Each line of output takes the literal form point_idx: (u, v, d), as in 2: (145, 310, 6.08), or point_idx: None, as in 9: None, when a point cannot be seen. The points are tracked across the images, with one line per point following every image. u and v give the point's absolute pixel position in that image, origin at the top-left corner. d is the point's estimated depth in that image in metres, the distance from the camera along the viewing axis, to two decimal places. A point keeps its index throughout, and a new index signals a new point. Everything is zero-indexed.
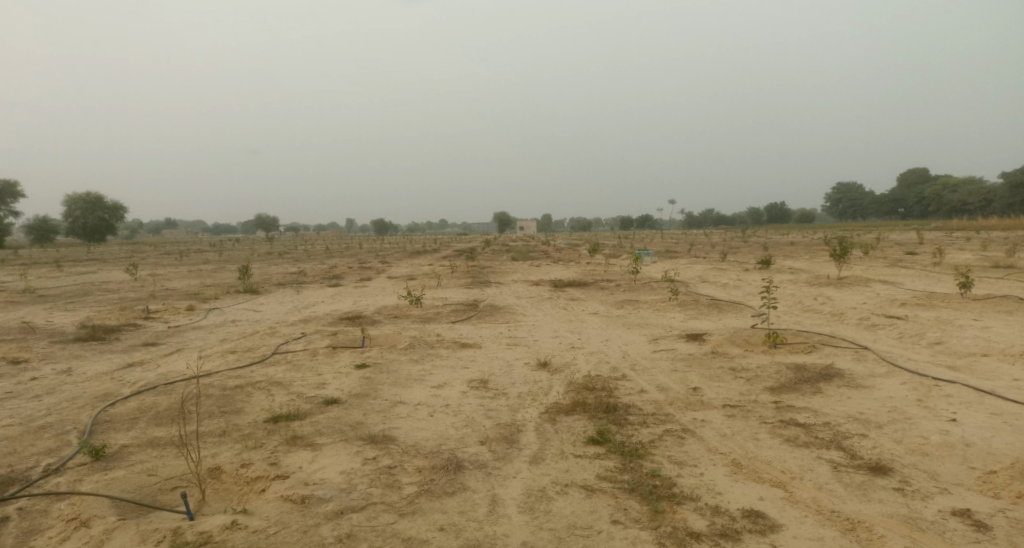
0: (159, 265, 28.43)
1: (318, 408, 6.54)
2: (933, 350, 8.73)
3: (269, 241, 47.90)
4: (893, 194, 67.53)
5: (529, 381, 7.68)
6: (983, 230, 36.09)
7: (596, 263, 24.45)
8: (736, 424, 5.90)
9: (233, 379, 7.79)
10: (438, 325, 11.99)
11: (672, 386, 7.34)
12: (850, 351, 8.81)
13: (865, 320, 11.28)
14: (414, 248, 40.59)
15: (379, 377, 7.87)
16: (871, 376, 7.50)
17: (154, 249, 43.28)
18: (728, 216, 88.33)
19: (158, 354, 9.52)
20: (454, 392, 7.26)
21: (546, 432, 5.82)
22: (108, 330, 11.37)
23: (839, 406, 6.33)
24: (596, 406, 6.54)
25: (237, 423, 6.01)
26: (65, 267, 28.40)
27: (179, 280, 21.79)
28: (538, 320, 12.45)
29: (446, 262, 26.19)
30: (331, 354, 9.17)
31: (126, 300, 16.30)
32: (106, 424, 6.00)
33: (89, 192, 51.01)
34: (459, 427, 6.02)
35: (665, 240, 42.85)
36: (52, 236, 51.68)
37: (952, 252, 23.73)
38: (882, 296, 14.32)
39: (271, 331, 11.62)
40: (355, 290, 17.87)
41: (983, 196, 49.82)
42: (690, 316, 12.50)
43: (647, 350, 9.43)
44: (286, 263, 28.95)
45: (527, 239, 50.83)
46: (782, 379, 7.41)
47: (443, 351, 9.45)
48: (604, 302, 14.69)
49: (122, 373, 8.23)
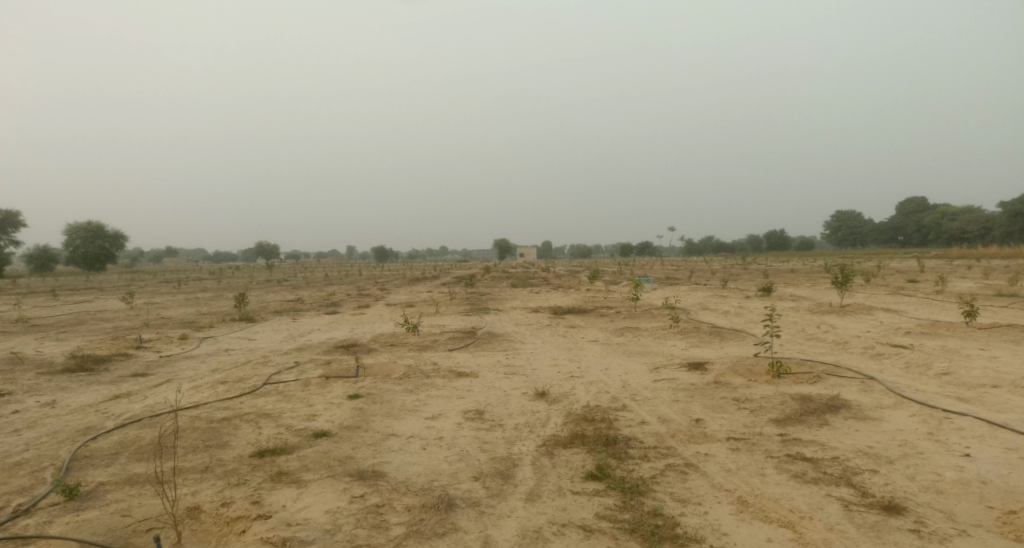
0: (157, 293, 28.26)
1: (307, 441, 6.31)
2: (942, 381, 8.51)
3: (269, 268, 47.82)
4: (892, 222, 67.63)
5: (526, 412, 7.45)
6: (983, 258, 35.96)
7: (596, 290, 24.27)
8: (740, 458, 5.66)
9: (221, 411, 7.56)
10: (435, 353, 11.77)
11: (674, 418, 7.11)
12: (856, 381, 8.59)
13: (869, 349, 11.06)
14: (413, 275, 40.47)
15: (371, 409, 7.63)
16: (879, 408, 7.27)
17: (153, 277, 43.16)
18: (728, 243, 88.38)
19: (147, 385, 9.29)
20: (448, 424, 7.02)
21: (543, 467, 5.58)
22: (97, 360, 11.15)
23: (848, 439, 6.09)
24: (595, 439, 6.31)
25: (221, 458, 5.79)
26: (62, 295, 28.20)
27: (175, 307, 21.62)
28: (536, 348, 12.23)
29: (444, 289, 26.03)
30: (323, 384, 8.94)
31: (119, 329, 16.09)
32: (85, 459, 5.79)
33: (91, 221, 51.09)
34: (452, 461, 5.78)
35: (664, 267, 42.66)
36: (52, 265, 51.64)
37: (954, 280, 23.55)
38: (886, 324, 14.11)
39: (264, 360, 11.39)
40: (352, 318, 17.66)
41: (982, 224, 49.82)
42: (691, 344, 12.28)
43: (648, 379, 9.19)
44: (285, 290, 28.80)
45: (527, 266, 50.75)
46: (787, 410, 7.18)
47: (438, 381, 9.22)
48: (604, 330, 14.48)
49: (108, 405, 8.01)
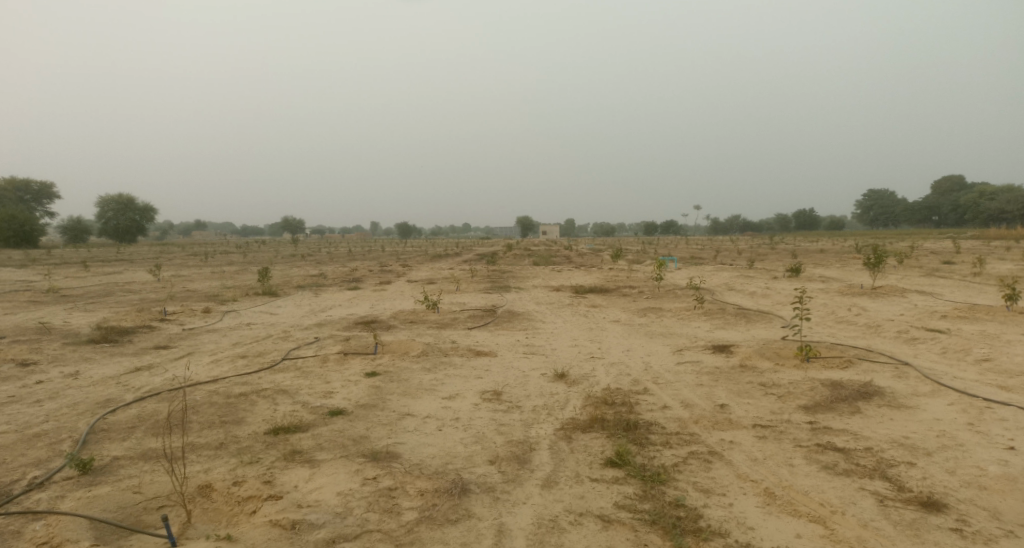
0: (183, 266, 28.60)
1: (322, 419, 6.23)
2: (981, 368, 8.12)
3: (294, 242, 48.13)
4: (927, 201, 65.58)
5: (545, 394, 7.29)
6: (1022, 239, 34.72)
7: (619, 270, 23.91)
8: (768, 447, 5.43)
9: (238, 386, 7.52)
10: (454, 331, 11.66)
11: (697, 403, 6.88)
12: (889, 367, 8.25)
13: (903, 333, 10.66)
14: (437, 251, 40.48)
15: (388, 387, 7.54)
16: (914, 395, 6.95)
17: (181, 250, 43.85)
18: (755, 222, 86.79)
19: (168, 358, 9.32)
20: (465, 404, 6.90)
21: (561, 452, 5.42)
22: (121, 332, 11.25)
23: (882, 429, 5.81)
24: (615, 423, 6.12)
25: (236, 435, 5.74)
26: (94, 266, 28.64)
27: (201, 280, 21.86)
28: (557, 327, 12.05)
29: (466, 267, 25.90)
30: (341, 361, 8.88)
31: (145, 301, 16.28)
32: (102, 432, 5.77)
33: (121, 194, 51.93)
34: (468, 443, 5.65)
35: (689, 246, 42.08)
36: (84, 237, 52.70)
37: (992, 263, 22.72)
38: (920, 307, 13.62)
39: (285, 335, 11.39)
40: (374, 294, 17.65)
41: (1021, 204, 48.06)
42: (716, 326, 11.98)
43: (671, 362, 8.94)
44: (308, 265, 28.96)
45: (550, 244, 50.37)
46: (817, 397, 6.90)
47: (456, 359, 9.10)
48: (626, 310, 14.22)
49: (128, 377, 8.03)
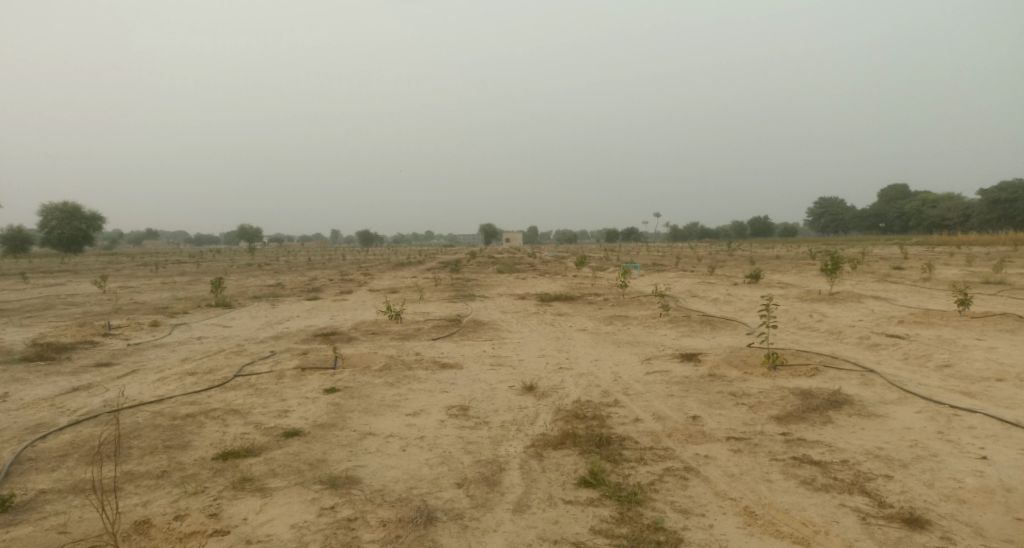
0: (131, 277, 27.31)
1: (276, 442, 5.82)
2: (944, 374, 8.19)
3: (250, 250, 46.72)
4: (874, 208, 67.93)
5: (513, 408, 7.02)
6: (962, 245, 36.20)
7: (583, 277, 23.86)
8: (743, 461, 5.28)
9: (185, 407, 7.03)
10: (418, 342, 11.30)
11: (670, 415, 6.71)
12: (855, 374, 8.25)
13: (864, 339, 10.77)
14: (398, 259, 39.77)
15: (349, 404, 7.15)
16: (882, 403, 6.93)
17: (130, 260, 42.10)
18: (712, 230, 88.53)
19: (109, 376, 8.71)
20: (429, 421, 6.58)
21: (532, 473, 5.17)
22: (60, 348, 10.52)
23: (856, 439, 5.73)
24: (587, 439, 5.89)
25: (181, 462, 5.30)
26: (33, 278, 27.07)
27: (150, 292, 20.90)
28: (523, 337, 11.79)
29: (429, 275, 25.51)
30: (299, 377, 8.43)
31: (88, 315, 15.37)
32: (29, 462, 5.26)
33: (66, 201, 49.73)
34: (434, 465, 5.34)
35: (651, 253, 42.51)
36: (26, 247, 50.23)
37: (940, 268, 23.46)
38: (877, 313, 13.85)
39: (238, 349, 10.83)
40: (333, 305, 17.10)
41: (961, 211, 50.08)
42: (682, 334, 11.90)
43: (640, 372, 8.78)
44: (265, 275, 28.04)
45: (513, 251, 50.37)
46: (788, 407, 6.80)
47: (420, 373, 8.75)
48: (592, 318, 14.07)
49: (64, 399, 7.43)
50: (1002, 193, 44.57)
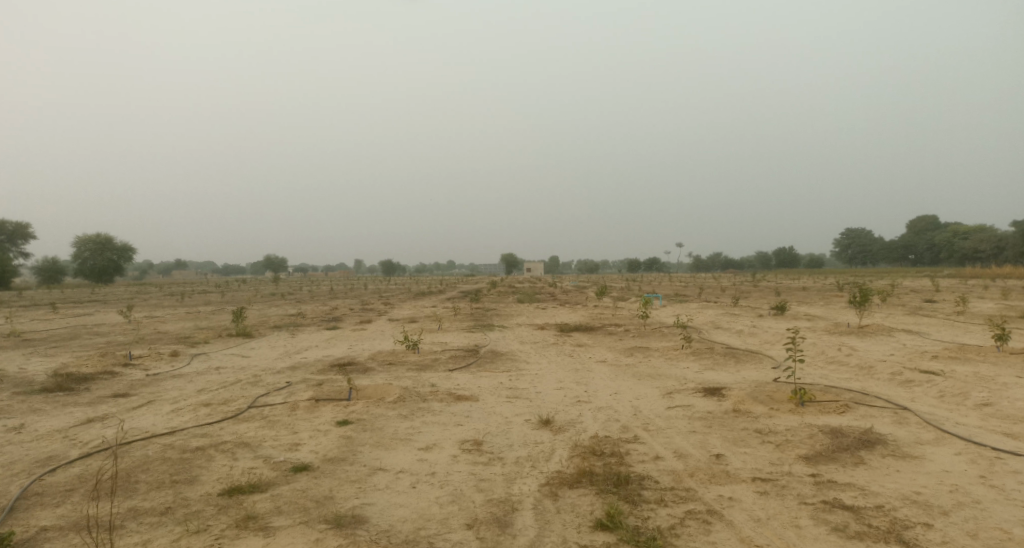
0: (157, 307, 27.70)
1: (283, 477, 5.68)
2: (983, 413, 7.77)
3: (274, 280, 47.25)
4: (903, 239, 66.62)
5: (529, 444, 6.80)
6: (997, 278, 35.15)
7: (604, 307, 23.60)
8: (770, 504, 5.00)
9: (196, 439, 6.94)
10: (434, 373, 11.16)
11: (691, 452, 6.43)
12: (888, 412, 7.87)
13: (897, 374, 10.35)
14: (419, 289, 39.91)
15: (360, 438, 7.00)
16: (918, 444, 6.57)
17: (159, 289, 42.99)
18: (736, 260, 87.54)
19: (125, 407, 8.68)
20: (442, 457, 6.39)
21: (546, 514, 4.95)
22: (79, 378, 10.57)
23: (890, 482, 5.40)
24: (604, 477, 5.65)
25: (186, 499, 5.18)
26: (63, 308, 27.61)
27: (174, 321, 21.13)
28: (541, 369, 11.56)
29: (449, 304, 25.43)
30: (312, 409, 8.32)
31: (111, 344, 15.54)
32: (35, 496, 5.20)
33: (100, 231, 51.08)
34: (445, 504, 5.15)
35: (673, 283, 42.05)
36: (59, 277, 51.49)
37: (974, 301, 22.72)
38: (909, 347, 13.36)
39: (255, 380, 10.78)
40: (352, 334, 17.06)
41: (994, 243, 48.81)
42: (705, 367, 11.57)
43: (661, 407, 8.50)
44: (287, 304, 28.24)
45: (534, 281, 50.26)
46: (817, 445, 6.48)
47: (435, 405, 8.58)
48: (613, 350, 13.79)
49: (77, 430, 7.41)
50: None
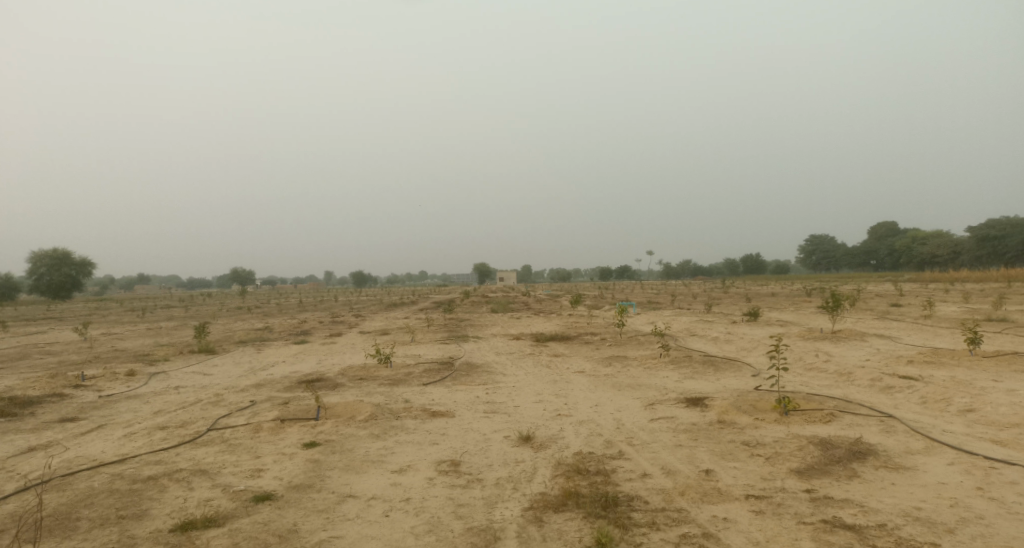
0: (115, 323, 26.49)
1: (244, 508, 5.21)
2: (968, 420, 7.65)
3: (241, 294, 45.85)
4: (865, 245, 68.17)
5: (509, 463, 6.43)
6: (956, 282, 36.04)
7: (579, 316, 23.35)
8: (767, 525, 4.74)
9: (149, 467, 6.40)
10: (407, 388, 10.71)
11: (680, 469, 6.13)
12: (874, 420, 7.69)
13: (877, 380, 10.25)
14: (391, 300, 39.30)
15: (329, 461, 6.54)
16: (909, 454, 6.37)
17: (119, 305, 41.41)
18: (705, 268, 88.63)
19: (73, 433, 8.05)
20: (417, 480, 5.97)
21: (531, 544, 4.61)
22: (24, 402, 9.83)
23: (889, 497, 5.17)
24: (591, 498, 5.31)
25: (134, 538, 4.71)
26: (14, 326, 26.21)
27: (133, 339, 20.17)
28: (518, 381, 11.19)
29: (421, 316, 24.93)
30: (277, 430, 7.81)
31: (63, 364, 14.65)
32: None
33: (57, 246, 49.17)
34: (422, 535, 4.76)
35: (643, 291, 42.17)
36: (14, 293, 49.35)
37: (939, 305, 23.09)
38: (884, 352, 13.34)
39: (217, 399, 10.19)
40: (321, 349, 16.45)
41: (951, 247, 50.21)
42: (685, 376, 11.34)
43: (644, 419, 8.21)
44: (254, 318, 27.32)
45: (507, 290, 49.93)
46: (808, 458, 6.24)
47: (409, 423, 8.14)
48: (590, 360, 13.49)
49: (17, 461, 6.80)
50: (990, 231, 45.02)
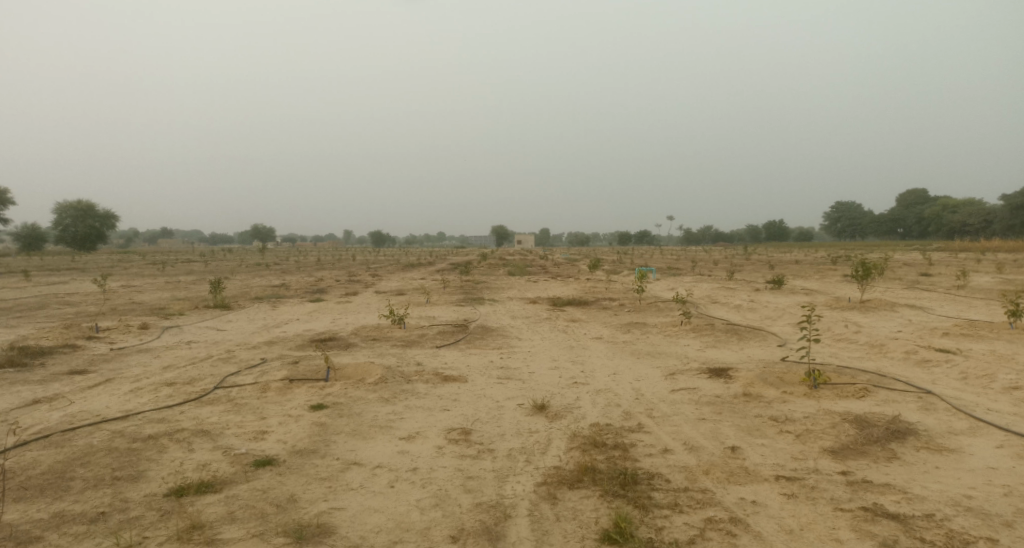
0: (136, 276, 26.49)
1: (243, 473, 4.97)
2: (1014, 399, 7.15)
3: (261, 251, 45.98)
4: (894, 213, 66.24)
5: (523, 433, 6.10)
6: (987, 251, 34.82)
7: (598, 280, 22.88)
8: (800, 510, 4.38)
9: (150, 426, 6.19)
10: (420, 350, 10.44)
11: (704, 445, 5.76)
12: (911, 397, 7.23)
13: (911, 353, 9.74)
14: (409, 260, 39.12)
15: (335, 425, 6.28)
16: (952, 435, 5.92)
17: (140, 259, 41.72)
18: (726, 234, 87.13)
19: (79, 386, 7.89)
20: (425, 449, 5.68)
21: (543, 523, 4.30)
22: (35, 354, 9.72)
23: (934, 483, 4.76)
24: (608, 475, 4.97)
25: (128, 501, 4.49)
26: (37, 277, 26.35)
27: (151, 292, 20.14)
28: (534, 346, 10.85)
29: (438, 277, 24.65)
30: (285, 390, 7.57)
31: (79, 316, 14.60)
32: None
33: (81, 200, 49.45)
34: (429, 510, 4.47)
35: (662, 256, 41.43)
36: (40, 244, 50.02)
37: (972, 275, 22.20)
38: (917, 323, 12.75)
39: (227, 356, 9.99)
40: (336, 307, 16.21)
41: (983, 217, 48.48)
42: (707, 345, 10.91)
43: (665, 389, 7.84)
44: (272, 275, 27.25)
45: (524, 253, 49.38)
46: (843, 437, 5.82)
47: (419, 387, 7.85)
48: (608, 326, 13.07)
49: (19, 414, 6.64)
50: None
